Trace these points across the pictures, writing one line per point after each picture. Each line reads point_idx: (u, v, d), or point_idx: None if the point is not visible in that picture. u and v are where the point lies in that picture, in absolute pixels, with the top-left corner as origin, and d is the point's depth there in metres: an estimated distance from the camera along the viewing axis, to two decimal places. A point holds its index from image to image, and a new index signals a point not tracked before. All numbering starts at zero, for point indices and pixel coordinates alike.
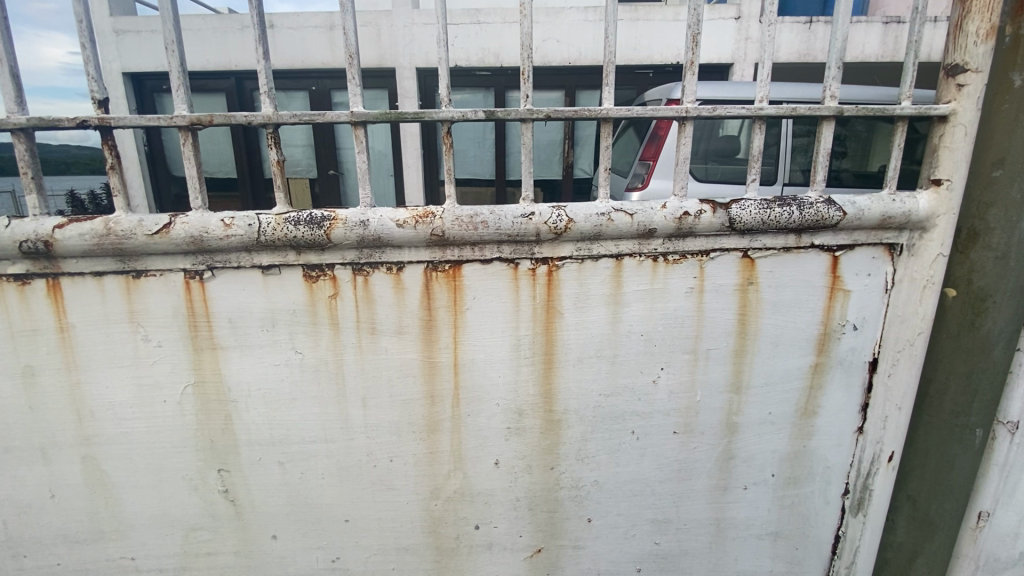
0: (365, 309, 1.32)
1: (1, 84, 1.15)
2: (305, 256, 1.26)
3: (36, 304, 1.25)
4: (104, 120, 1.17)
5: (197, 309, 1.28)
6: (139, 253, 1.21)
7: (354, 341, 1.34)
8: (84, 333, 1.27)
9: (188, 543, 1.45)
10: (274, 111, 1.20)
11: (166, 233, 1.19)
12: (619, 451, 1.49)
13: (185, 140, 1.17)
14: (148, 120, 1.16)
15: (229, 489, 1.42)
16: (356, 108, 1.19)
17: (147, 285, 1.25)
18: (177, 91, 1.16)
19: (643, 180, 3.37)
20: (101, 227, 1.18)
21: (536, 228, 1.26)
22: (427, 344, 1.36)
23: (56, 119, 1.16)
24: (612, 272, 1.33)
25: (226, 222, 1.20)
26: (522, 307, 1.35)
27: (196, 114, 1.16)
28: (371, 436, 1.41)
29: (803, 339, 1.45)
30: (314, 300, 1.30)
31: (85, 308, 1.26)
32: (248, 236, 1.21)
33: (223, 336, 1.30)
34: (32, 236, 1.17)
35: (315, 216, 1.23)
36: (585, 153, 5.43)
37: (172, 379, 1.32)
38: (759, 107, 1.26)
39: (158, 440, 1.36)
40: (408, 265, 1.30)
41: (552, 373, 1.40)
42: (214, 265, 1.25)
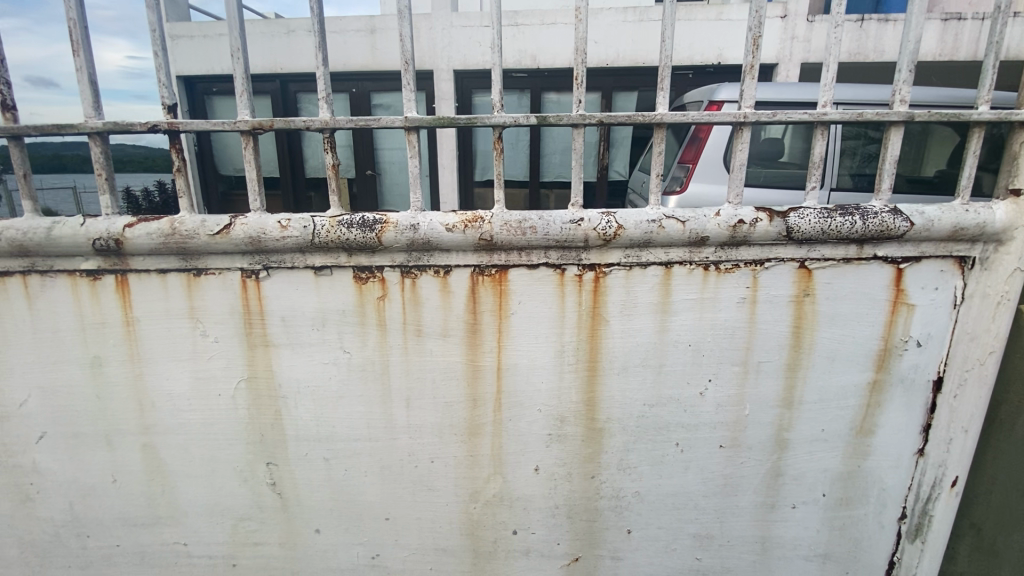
0: (412, 311, 1.34)
1: (80, 91, 1.21)
2: (355, 258, 1.28)
3: (106, 298, 1.32)
4: (173, 125, 1.22)
5: (253, 307, 1.32)
6: (201, 252, 1.26)
7: (399, 342, 1.36)
8: (148, 327, 1.34)
9: (236, 532, 1.50)
10: (331, 117, 1.22)
11: (226, 233, 1.23)
12: (662, 463, 1.45)
13: (247, 144, 1.21)
14: (213, 125, 1.20)
15: (276, 482, 1.46)
16: (410, 113, 1.21)
17: (207, 283, 1.30)
18: (240, 98, 1.19)
19: (681, 183, 3.29)
20: (167, 226, 1.24)
21: (584, 234, 1.24)
22: (471, 348, 1.37)
23: (130, 123, 1.22)
24: (661, 280, 1.30)
25: (283, 224, 1.24)
26: (567, 314, 1.33)
27: (257, 119, 1.20)
28: (414, 437, 1.43)
29: (860, 354, 1.39)
30: (363, 301, 1.32)
31: (150, 303, 1.32)
32: (303, 237, 1.24)
33: (276, 334, 1.34)
34: (104, 235, 1.24)
35: (368, 219, 1.25)
36: (621, 155, 5.36)
37: (226, 374, 1.37)
38: (822, 112, 1.21)
39: (212, 431, 1.41)
40: (455, 268, 1.31)
41: (596, 381, 1.38)
42: (270, 264, 1.29)
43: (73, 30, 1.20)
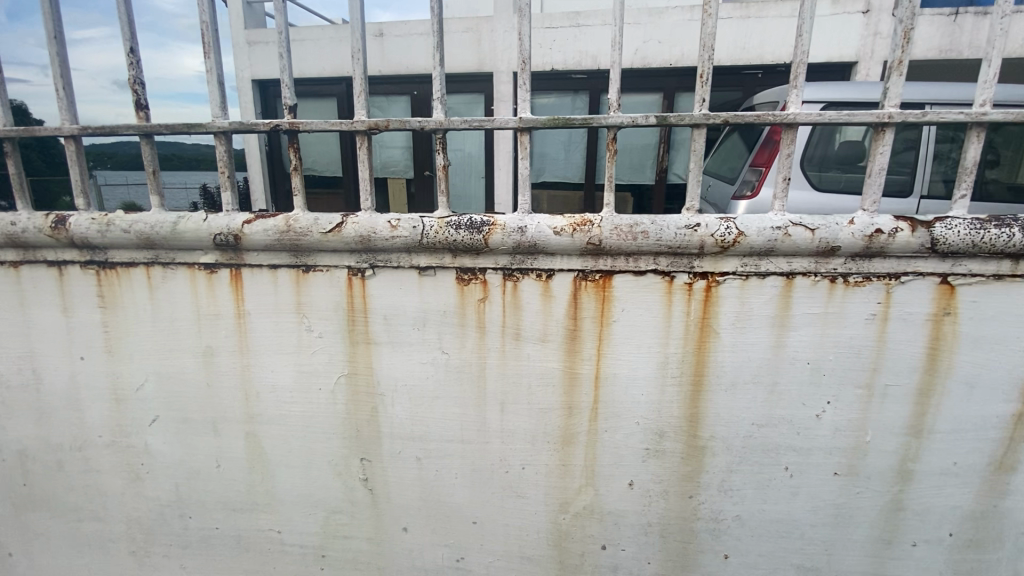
0: (512, 314, 1.31)
1: (210, 91, 1.27)
2: (459, 259, 1.28)
3: (221, 290, 1.37)
4: (294, 125, 1.25)
5: (356, 304, 1.34)
6: (312, 249, 1.29)
7: (497, 345, 1.34)
8: (258, 320, 1.38)
9: (327, 524, 1.52)
10: (445, 117, 1.22)
11: (338, 231, 1.26)
12: (768, 487, 1.36)
13: (361, 144, 1.23)
14: (332, 125, 1.23)
15: (368, 478, 1.47)
16: (524, 114, 1.19)
17: (314, 279, 1.33)
18: (359, 98, 1.21)
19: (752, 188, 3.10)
20: (282, 223, 1.27)
21: (700, 241, 1.18)
22: (569, 355, 1.32)
23: (253, 123, 1.27)
24: (780, 292, 1.21)
25: (392, 223, 1.25)
26: (674, 323, 1.27)
27: (374, 119, 1.21)
28: (506, 442, 1.40)
29: (1005, 382, 1.24)
30: (464, 302, 1.31)
31: (261, 297, 1.36)
32: (412, 238, 1.25)
33: (377, 331, 1.36)
34: (225, 230, 1.29)
35: (475, 220, 1.24)
36: (681, 157, 5.13)
37: (328, 368, 1.40)
38: (980, 111, 1.09)
39: (311, 424, 1.45)
40: (558, 273, 1.27)
41: (700, 396, 1.31)
42: (376, 263, 1.30)
43: (206, 34, 1.25)
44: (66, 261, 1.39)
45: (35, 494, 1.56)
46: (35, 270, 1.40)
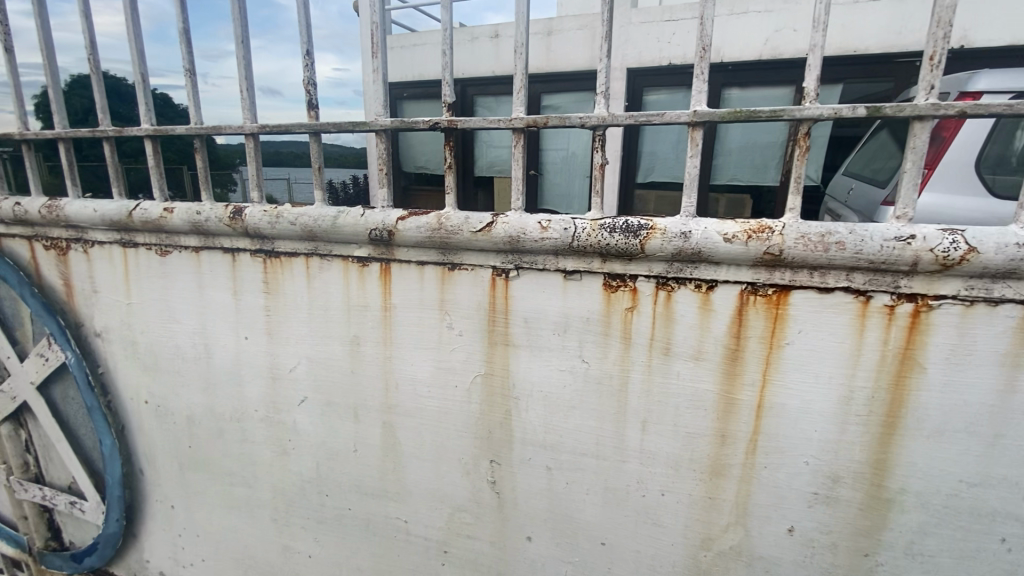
0: (663, 327, 1.20)
1: (377, 92, 1.34)
2: (610, 264, 1.19)
3: (371, 282, 1.42)
4: (452, 123, 1.26)
5: (498, 305, 1.31)
6: (459, 248, 1.29)
7: (643, 359, 1.24)
8: (402, 313, 1.41)
9: (452, 521, 1.53)
10: (607, 112, 1.16)
11: (488, 231, 1.24)
12: (972, 559, 1.12)
13: (518, 140, 1.23)
14: (490, 122, 1.24)
15: (496, 481, 1.45)
16: (698, 108, 1.08)
17: (458, 278, 1.33)
18: (518, 93, 1.20)
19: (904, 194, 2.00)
20: (433, 221, 1.28)
21: (914, 256, 0.98)
22: (727, 377, 1.19)
23: (413, 121, 1.30)
24: (1020, 324, 0.98)
25: (543, 224, 1.20)
26: (865, 352, 1.08)
27: (532, 116, 1.19)
28: (645, 464, 1.30)
29: None
30: (611, 311, 1.23)
31: (406, 292, 1.39)
32: (562, 240, 1.19)
33: (517, 334, 1.32)
34: (380, 226, 1.33)
35: (632, 223, 1.15)
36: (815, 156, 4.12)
37: (465, 367, 1.39)
38: None
39: (444, 421, 1.45)
40: (722, 284, 1.14)
41: (891, 441, 1.11)
42: (521, 264, 1.26)
43: (375, 34, 1.30)
44: (239, 249, 1.52)
45: (199, 456, 1.73)
46: (213, 255, 1.55)
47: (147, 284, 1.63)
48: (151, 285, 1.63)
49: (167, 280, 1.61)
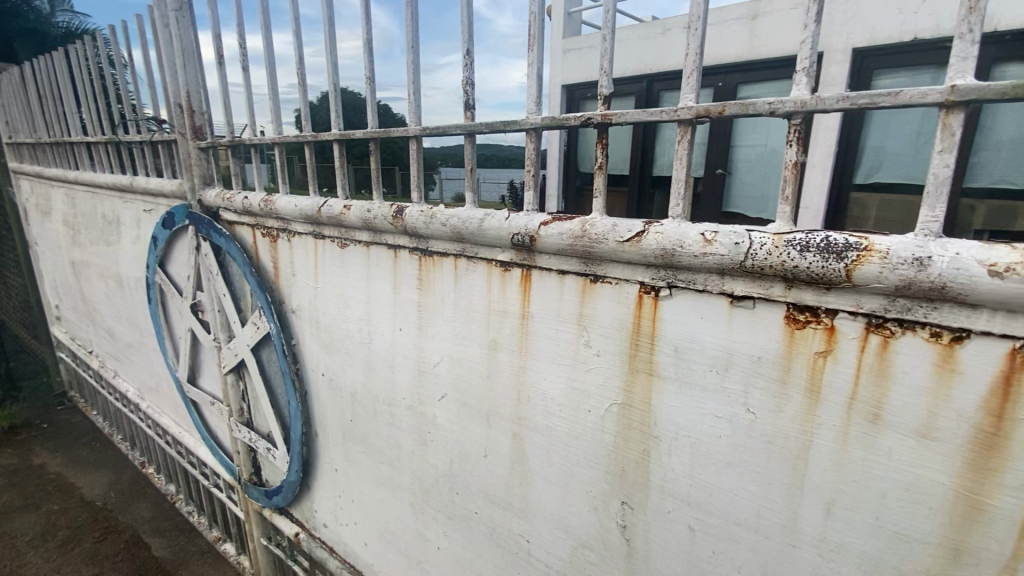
0: (870, 384, 0.89)
1: (529, 86, 1.21)
2: (796, 292, 0.92)
3: (512, 288, 1.34)
4: (607, 117, 1.10)
5: (644, 328, 1.13)
6: (604, 258, 1.14)
7: (837, 421, 0.93)
8: (540, 324, 1.30)
9: (576, 555, 1.39)
10: (811, 95, 0.88)
11: (638, 241, 1.06)
12: None
13: (683, 135, 1.03)
14: (650, 114, 1.05)
15: (627, 526, 1.26)
16: (957, 83, 0.76)
17: (601, 291, 1.17)
18: (688, 79, 1.00)
19: None
20: (578, 227, 1.15)
21: None
22: (972, 469, 0.83)
23: (564, 117, 1.18)
24: None
25: (707, 237, 0.98)
26: None
27: (704, 105, 0.98)
28: (825, 554, 0.99)
29: None
30: (793, 353, 0.95)
31: (546, 301, 1.28)
32: (731, 258, 0.95)
33: (665, 364, 1.12)
34: (522, 231, 1.25)
35: (834, 241, 0.86)
36: None
37: (601, 391, 1.23)
38: None
39: (575, 446, 1.31)
40: (980, 337, 0.78)
41: None
42: (675, 282, 1.06)
43: (532, 24, 1.17)
44: (399, 246, 1.56)
45: (357, 432, 1.88)
46: (379, 250, 1.62)
47: (327, 271, 1.80)
48: (332, 273, 1.78)
49: (343, 270, 1.75)
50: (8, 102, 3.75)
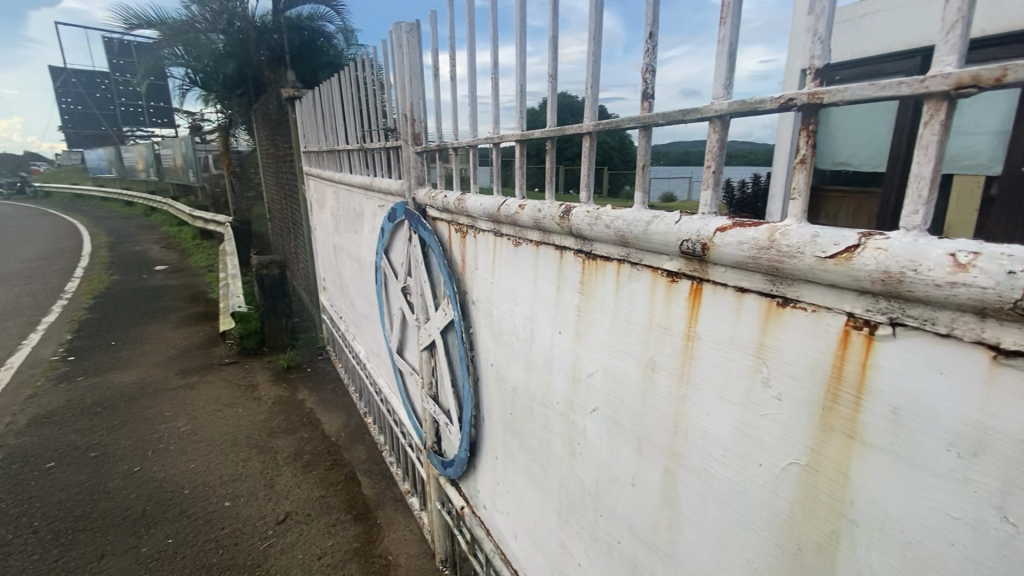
0: None
1: (716, 66, 1.02)
2: None
3: (677, 304, 1.12)
4: (815, 95, 0.86)
5: (846, 374, 0.85)
6: (796, 277, 0.88)
7: None
8: (707, 350, 1.07)
9: None
10: None
11: (847, 259, 0.79)
12: None
13: (931, 116, 0.74)
14: (881, 88, 0.78)
15: None
16: None
17: (791, 319, 0.91)
18: (945, 36, 0.71)
19: None
20: (764, 236, 0.91)
21: None
22: None
23: (758, 100, 0.95)
24: None
25: (959, 260, 0.68)
26: None
27: (969, 69, 0.68)
28: None
29: None
30: None
31: (717, 324, 1.04)
32: (998, 294, 0.64)
33: (873, 428, 0.82)
34: (694, 237, 1.03)
35: None
36: None
37: (778, 444, 0.97)
38: None
39: (738, 503, 1.07)
40: None
41: None
42: (899, 317, 0.77)
43: None
44: (567, 247, 1.41)
45: (518, 427, 1.76)
46: (549, 251, 1.49)
47: (504, 268, 1.70)
48: (508, 271, 1.66)
49: (517, 268, 1.63)
50: (306, 121, 4.90)
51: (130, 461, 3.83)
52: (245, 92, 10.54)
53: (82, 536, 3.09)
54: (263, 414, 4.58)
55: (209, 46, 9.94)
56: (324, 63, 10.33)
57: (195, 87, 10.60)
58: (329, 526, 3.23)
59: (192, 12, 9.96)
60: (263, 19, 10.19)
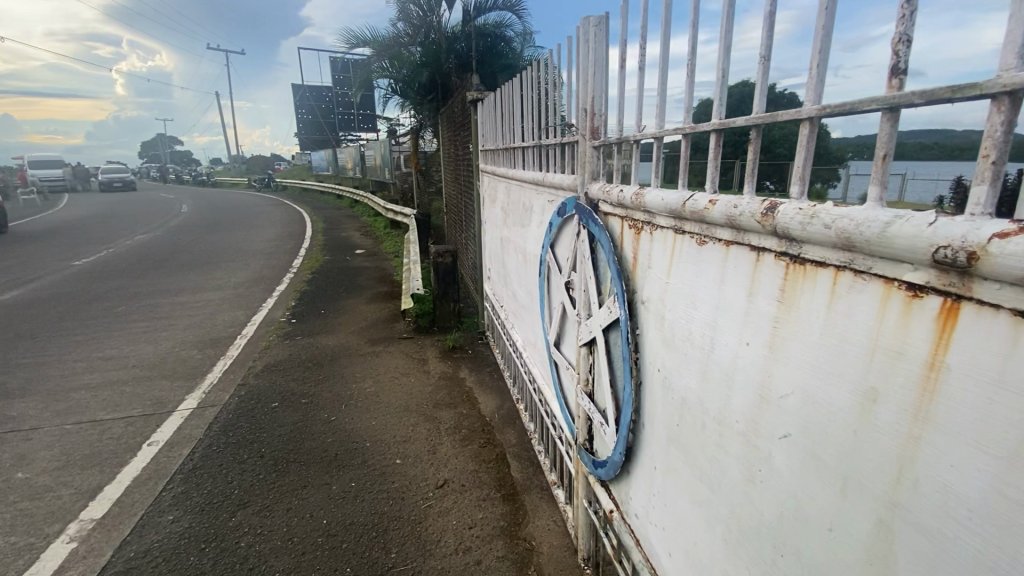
0: None
1: (1009, 30, 0.79)
2: None
3: (919, 325, 0.89)
4: None
5: None
6: None
7: None
8: (961, 386, 0.83)
9: None
10: None
11: None
12: None
13: None
14: None
15: None
16: None
17: None
18: None
19: None
20: None
21: None
22: None
23: None
24: None
25: None
26: None
27: None
28: None
29: None
30: None
31: (979, 355, 0.81)
32: None
33: None
34: (956, 244, 0.80)
35: None
36: None
37: None
38: None
39: None
40: None
41: None
42: None
43: None
44: (765, 248, 1.21)
45: (685, 442, 1.59)
46: (739, 252, 1.30)
47: (683, 268, 1.55)
48: (687, 271, 1.52)
49: (698, 269, 1.47)
50: (485, 121, 5.25)
51: (329, 411, 4.58)
52: (434, 97, 11.79)
53: (293, 466, 3.78)
54: (430, 386, 5.08)
55: (409, 58, 11.34)
56: (503, 65, 11.02)
57: (395, 95, 12.20)
58: (480, 500, 3.44)
59: (398, 29, 11.46)
60: (453, 29, 11.26)
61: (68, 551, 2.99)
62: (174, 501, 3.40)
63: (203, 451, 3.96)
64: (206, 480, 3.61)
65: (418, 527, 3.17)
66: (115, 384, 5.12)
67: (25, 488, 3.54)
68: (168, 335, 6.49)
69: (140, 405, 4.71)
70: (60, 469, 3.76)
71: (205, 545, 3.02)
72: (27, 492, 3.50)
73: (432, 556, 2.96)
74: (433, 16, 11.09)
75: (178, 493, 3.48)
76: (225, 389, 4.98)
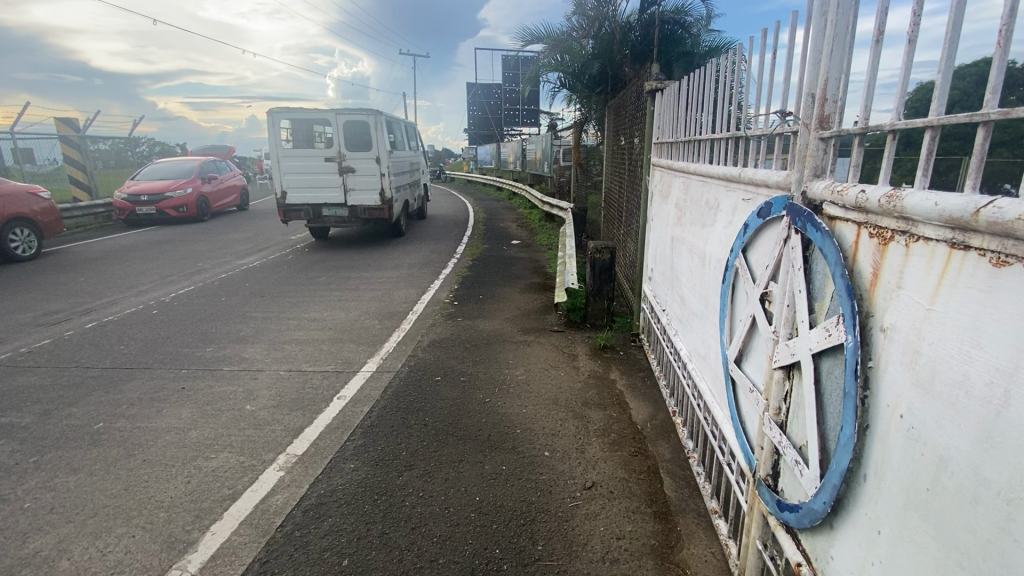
0: None
1: None
2: None
3: None
4: None
5: None
6: None
7: None
8: None
9: None
10: None
11: None
12: None
13: None
14: None
15: None
16: None
17: None
18: None
19: None
20: None
21: None
22: None
23: None
24: None
25: None
26: None
27: None
28: None
29: None
30: None
31: None
32: None
33: None
34: None
35: None
36: None
37: None
38: None
39: None
40: None
41: None
42: None
43: None
44: None
45: (939, 512, 1.25)
46: None
47: (964, 295, 1.21)
48: (968, 301, 1.19)
49: (992, 298, 1.13)
50: (663, 112, 4.95)
51: (484, 392, 4.81)
52: (603, 90, 11.66)
53: (451, 439, 4.05)
54: (579, 383, 5.03)
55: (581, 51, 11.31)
56: (679, 53, 10.43)
57: (563, 89, 12.31)
58: (630, 512, 3.27)
59: (573, 23, 11.49)
60: (629, 17, 10.92)
61: (278, 477, 3.60)
62: (355, 451, 3.88)
63: (378, 411, 4.46)
64: (381, 438, 4.05)
65: (565, 525, 3.14)
66: (316, 342, 6.05)
67: (252, 419, 4.36)
68: (356, 305, 7.46)
69: (333, 363, 5.48)
70: (275, 407, 4.55)
71: (379, 497, 3.38)
72: (253, 422, 4.31)
73: (578, 558, 2.90)
74: (609, 7, 10.80)
75: (359, 445, 3.95)
76: (398, 359, 5.55)
